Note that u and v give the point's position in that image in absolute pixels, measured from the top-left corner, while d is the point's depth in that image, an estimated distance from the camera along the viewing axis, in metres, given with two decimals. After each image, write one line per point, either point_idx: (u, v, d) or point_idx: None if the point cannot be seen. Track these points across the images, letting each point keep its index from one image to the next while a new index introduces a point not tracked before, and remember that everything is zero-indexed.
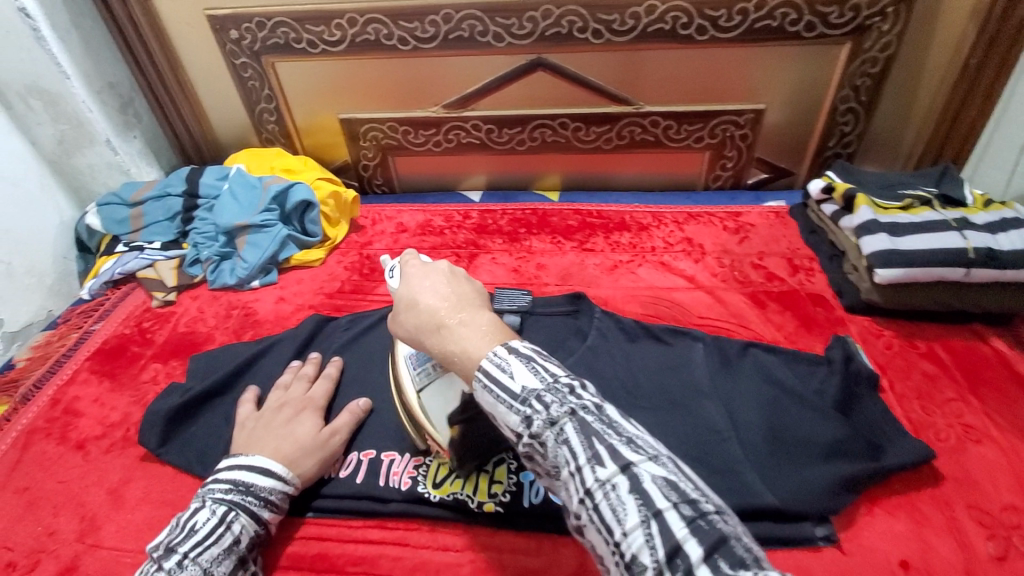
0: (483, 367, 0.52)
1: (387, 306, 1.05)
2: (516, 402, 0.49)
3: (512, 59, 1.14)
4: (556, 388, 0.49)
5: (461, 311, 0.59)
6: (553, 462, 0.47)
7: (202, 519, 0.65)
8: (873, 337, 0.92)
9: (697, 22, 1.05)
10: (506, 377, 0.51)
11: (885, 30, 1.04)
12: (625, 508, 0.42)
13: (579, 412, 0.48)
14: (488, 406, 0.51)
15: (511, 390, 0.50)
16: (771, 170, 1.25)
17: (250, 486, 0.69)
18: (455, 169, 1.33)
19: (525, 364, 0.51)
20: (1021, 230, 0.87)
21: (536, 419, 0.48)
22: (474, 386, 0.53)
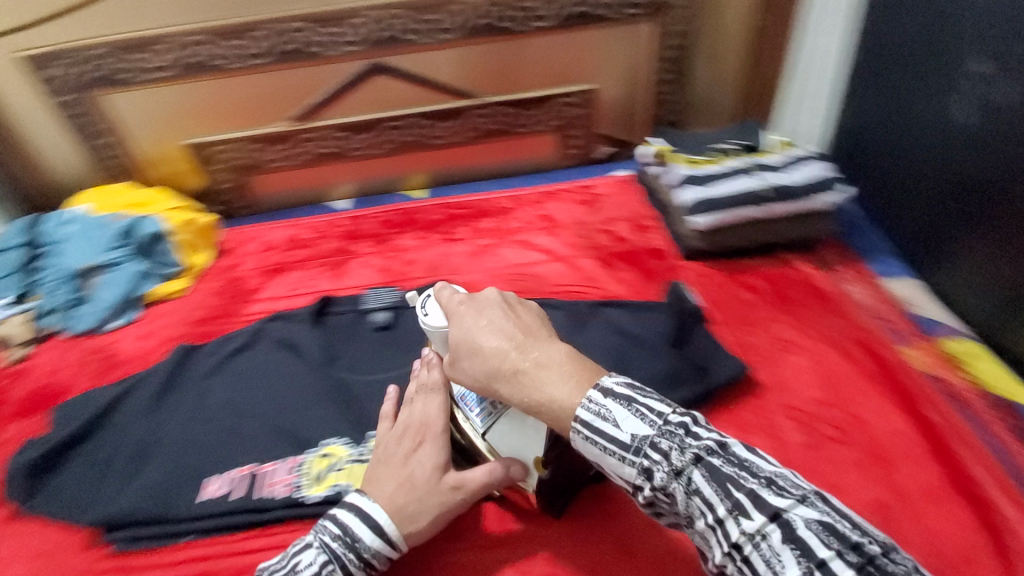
0: (580, 416, 0.55)
1: (258, 323, 1.05)
2: (629, 452, 0.53)
3: (348, 66, 1.17)
4: (668, 433, 0.52)
5: (534, 346, 0.60)
6: (688, 507, 0.51)
7: (309, 557, 0.63)
8: (704, 279, 1.03)
9: (513, 14, 1.14)
10: (609, 427, 0.53)
11: (681, 5, 1.16)
12: (783, 558, 0.45)
13: (706, 456, 0.50)
14: (593, 456, 0.55)
15: (619, 440, 0.53)
16: (615, 143, 1.35)
17: (352, 540, 0.63)
18: (317, 181, 1.33)
19: (627, 407, 0.54)
20: (804, 166, 1.00)
21: (656, 468, 0.52)
22: (571, 437, 0.56)
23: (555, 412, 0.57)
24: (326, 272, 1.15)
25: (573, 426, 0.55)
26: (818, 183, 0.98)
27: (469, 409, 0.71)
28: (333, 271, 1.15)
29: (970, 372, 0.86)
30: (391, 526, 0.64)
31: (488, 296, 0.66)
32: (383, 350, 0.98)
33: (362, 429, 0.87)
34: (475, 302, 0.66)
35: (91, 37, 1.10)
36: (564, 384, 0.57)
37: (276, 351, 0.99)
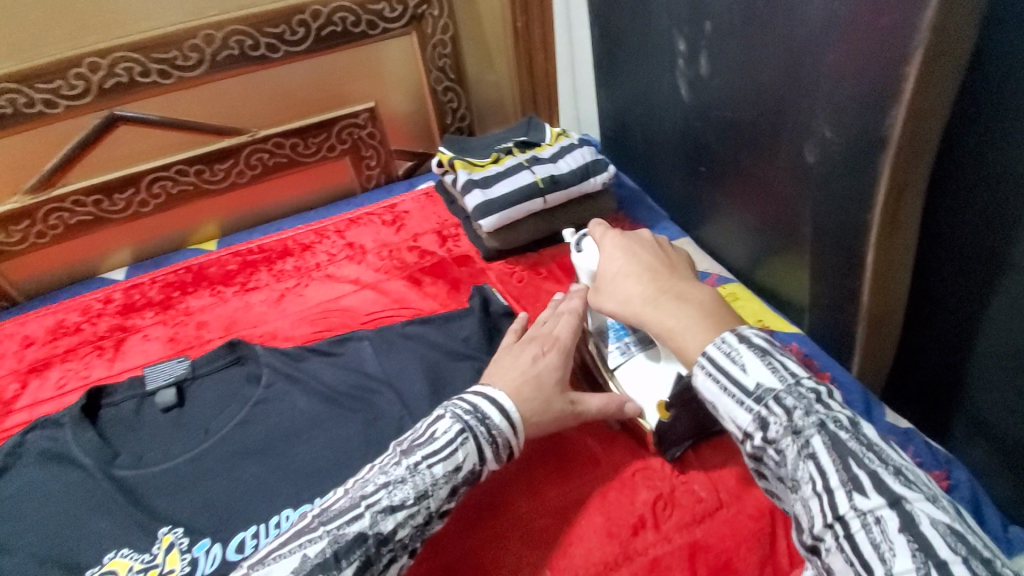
0: (710, 355, 0.56)
1: (16, 436, 0.89)
2: (751, 399, 0.52)
3: (81, 122, 1.03)
4: (799, 393, 0.51)
5: (672, 287, 0.67)
6: (793, 472, 0.49)
7: (443, 429, 0.64)
8: (507, 277, 1.05)
9: (264, 41, 1.07)
10: (737, 371, 0.54)
11: (437, 15, 1.17)
12: (893, 546, 0.43)
13: (830, 427, 0.49)
14: (712, 395, 0.55)
15: (742, 385, 0.53)
16: (413, 157, 1.33)
17: (482, 413, 0.66)
18: (84, 254, 1.17)
19: (761, 360, 0.54)
20: (572, 153, 1.06)
21: (773, 421, 0.51)
22: (696, 374, 0.57)
23: (687, 358, 0.59)
24: (100, 358, 1.00)
25: (700, 360, 0.56)
26: (587, 167, 1.04)
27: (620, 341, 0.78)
28: (109, 354, 1.00)
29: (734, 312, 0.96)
30: (515, 411, 0.67)
31: (636, 239, 0.75)
32: (175, 431, 0.88)
33: (148, 529, 0.76)
34: (615, 244, 0.75)
35: None
36: (682, 332, 0.61)
37: (43, 464, 0.85)
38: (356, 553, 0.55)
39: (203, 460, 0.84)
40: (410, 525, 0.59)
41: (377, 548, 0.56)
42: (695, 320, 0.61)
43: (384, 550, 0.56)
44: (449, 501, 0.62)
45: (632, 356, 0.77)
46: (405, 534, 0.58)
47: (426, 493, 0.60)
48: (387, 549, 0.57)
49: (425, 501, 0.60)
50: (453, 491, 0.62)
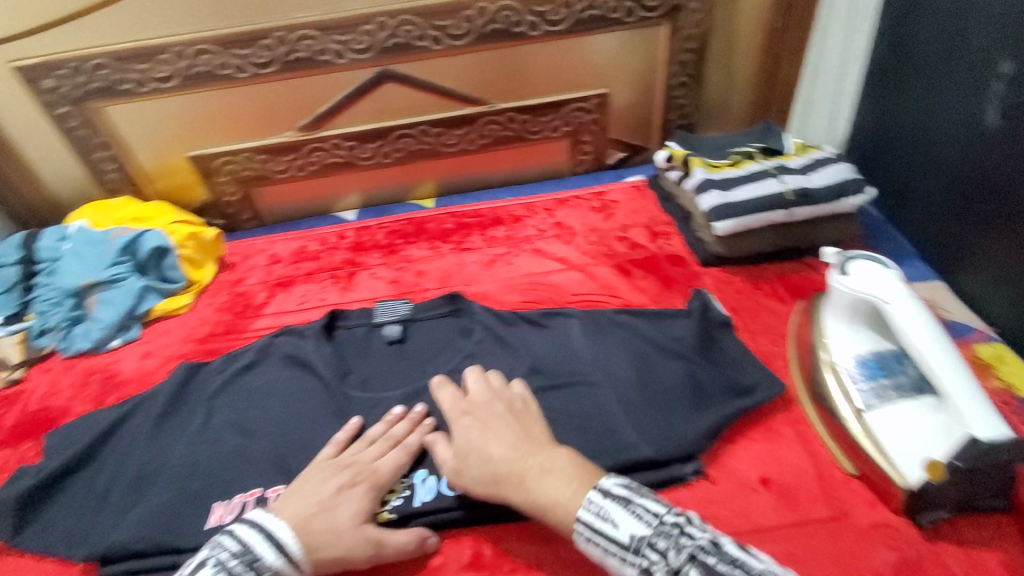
0: (582, 517, 0.59)
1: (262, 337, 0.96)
2: (629, 553, 0.55)
3: (357, 74, 1.15)
4: (665, 533, 0.55)
5: (538, 453, 0.65)
6: None
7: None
8: (726, 285, 0.98)
9: (528, 19, 1.12)
10: (609, 527, 0.57)
11: (694, 8, 1.15)
12: None
13: (702, 558, 0.52)
14: (597, 557, 0.58)
15: (618, 540, 0.56)
16: (627, 148, 1.33)
17: (254, 559, 0.59)
18: (326, 191, 1.30)
19: (625, 508, 0.58)
20: (828, 168, 0.97)
21: (654, 568, 0.53)
22: (578, 538, 0.59)
23: (558, 518, 0.60)
24: (335, 286, 1.11)
25: (576, 525, 0.59)
26: (844, 187, 0.95)
27: (877, 380, 0.73)
28: (342, 284, 1.11)
29: (1005, 378, 0.82)
30: (295, 544, 0.62)
31: (485, 408, 0.72)
32: (397, 364, 0.90)
33: None
34: (489, 404, 0.72)
35: (92, 47, 1.07)
36: (557, 486, 0.62)
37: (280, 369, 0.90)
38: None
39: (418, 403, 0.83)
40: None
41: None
42: (559, 491, 0.61)
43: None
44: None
45: (889, 401, 0.71)
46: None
47: None
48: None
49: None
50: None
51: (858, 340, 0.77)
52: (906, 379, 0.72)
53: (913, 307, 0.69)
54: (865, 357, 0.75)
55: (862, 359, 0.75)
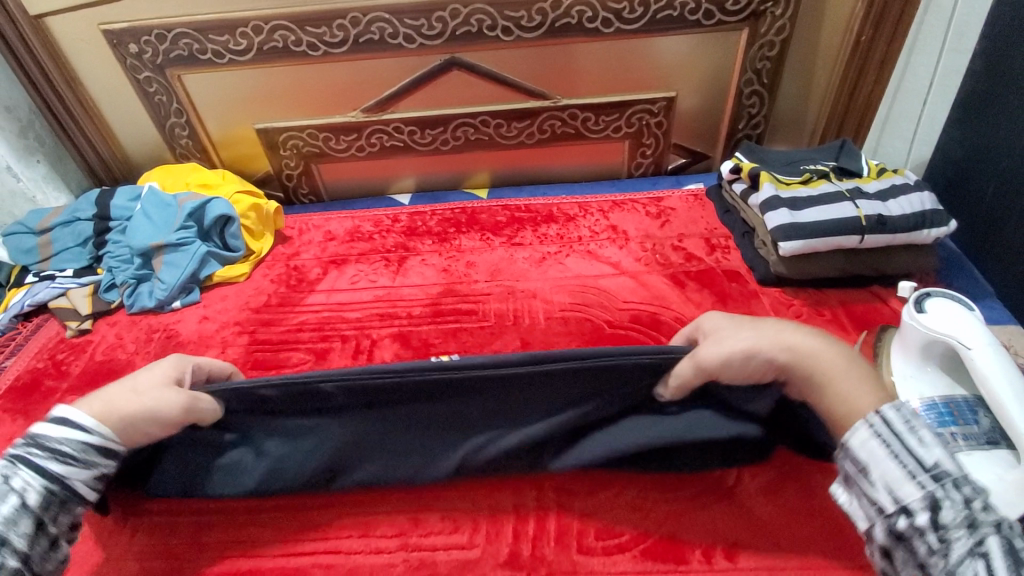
0: (890, 418, 0.56)
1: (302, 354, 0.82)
2: (924, 474, 0.53)
3: (426, 60, 1.15)
4: (974, 488, 0.52)
5: (805, 348, 0.64)
6: (953, 562, 0.49)
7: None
8: (783, 308, 0.95)
9: (602, 15, 1.09)
10: (919, 450, 0.54)
11: (778, 14, 1.10)
12: None
13: (1008, 533, 0.49)
14: (872, 456, 0.55)
15: (920, 459, 0.53)
16: (688, 155, 1.30)
17: (39, 440, 0.62)
18: (383, 173, 1.32)
19: (937, 444, 0.54)
20: (909, 196, 0.91)
21: (945, 503, 0.51)
22: (859, 433, 0.57)
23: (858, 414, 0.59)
24: (386, 268, 1.13)
25: (873, 421, 0.56)
26: (923, 217, 0.89)
27: (945, 426, 0.70)
28: (393, 267, 1.13)
29: None
30: None
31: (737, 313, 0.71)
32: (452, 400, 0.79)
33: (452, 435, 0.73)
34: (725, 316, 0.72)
35: (175, 16, 1.09)
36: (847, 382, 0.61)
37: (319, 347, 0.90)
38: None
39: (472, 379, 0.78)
40: None
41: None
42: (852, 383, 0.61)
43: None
44: (42, 532, 0.60)
45: (955, 450, 0.68)
46: None
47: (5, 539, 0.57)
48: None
49: (1, 548, 0.56)
50: (40, 520, 0.60)
51: (923, 382, 0.74)
52: (977, 428, 0.69)
53: (996, 355, 0.66)
54: (930, 400, 0.72)
55: (931, 403, 0.72)
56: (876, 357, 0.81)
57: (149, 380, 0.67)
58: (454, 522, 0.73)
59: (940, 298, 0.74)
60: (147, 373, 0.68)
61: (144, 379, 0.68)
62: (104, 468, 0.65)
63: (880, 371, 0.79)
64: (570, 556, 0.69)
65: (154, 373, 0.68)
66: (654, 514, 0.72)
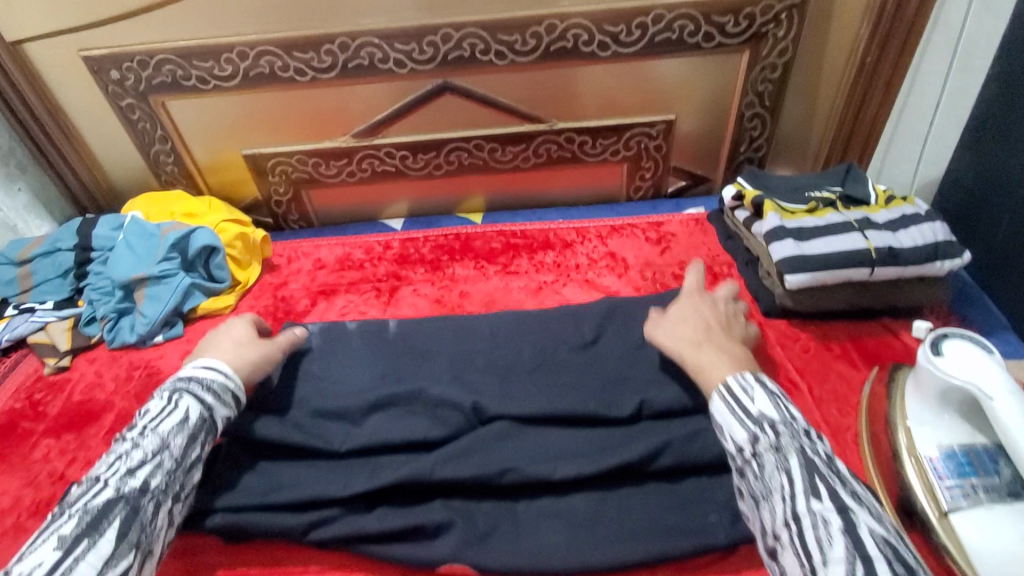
0: (726, 381, 0.65)
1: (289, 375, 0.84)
2: (750, 420, 0.61)
3: (417, 84, 1.12)
4: (793, 427, 0.60)
5: (720, 340, 0.73)
6: (768, 482, 0.57)
7: (156, 404, 0.70)
8: (790, 342, 0.90)
9: (599, 39, 1.06)
10: (745, 399, 0.63)
11: (780, 36, 1.07)
12: (831, 531, 0.51)
13: (808, 452, 0.57)
14: (718, 413, 0.64)
15: (747, 409, 0.62)
16: (689, 178, 1.27)
17: (193, 377, 0.73)
18: (375, 198, 1.29)
19: (767, 397, 0.63)
20: (920, 226, 0.87)
21: (763, 439, 0.59)
22: (712, 398, 0.66)
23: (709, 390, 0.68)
24: (377, 300, 1.09)
25: (717, 386, 0.66)
26: (936, 248, 0.85)
27: (964, 476, 0.66)
28: (384, 299, 1.09)
29: None
30: None
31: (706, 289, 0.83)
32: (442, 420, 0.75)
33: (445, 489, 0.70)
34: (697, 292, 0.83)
35: (159, 42, 1.06)
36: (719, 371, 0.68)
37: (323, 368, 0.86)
38: (116, 511, 0.60)
39: (485, 416, 0.76)
40: (161, 472, 0.65)
41: (141, 497, 0.62)
42: (723, 359, 0.69)
43: (146, 498, 0.62)
44: (192, 450, 0.68)
45: (975, 503, 0.64)
46: (158, 483, 0.64)
47: (165, 447, 0.66)
48: (149, 497, 0.63)
49: (164, 452, 0.66)
50: (192, 438, 0.69)
51: (941, 428, 0.70)
52: (997, 480, 0.65)
53: (1016, 403, 0.63)
54: (949, 450, 0.68)
55: (951, 451, 0.68)
56: (890, 401, 0.77)
57: (242, 334, 0.82)
58: None
59: (959, 341, 0.70)
60: (235, 332, 0.82)
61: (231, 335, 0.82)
62: (231, 413, 0.75)
63: (894, 414, 0.75)
64: None
65: (234, 329, 0.83)
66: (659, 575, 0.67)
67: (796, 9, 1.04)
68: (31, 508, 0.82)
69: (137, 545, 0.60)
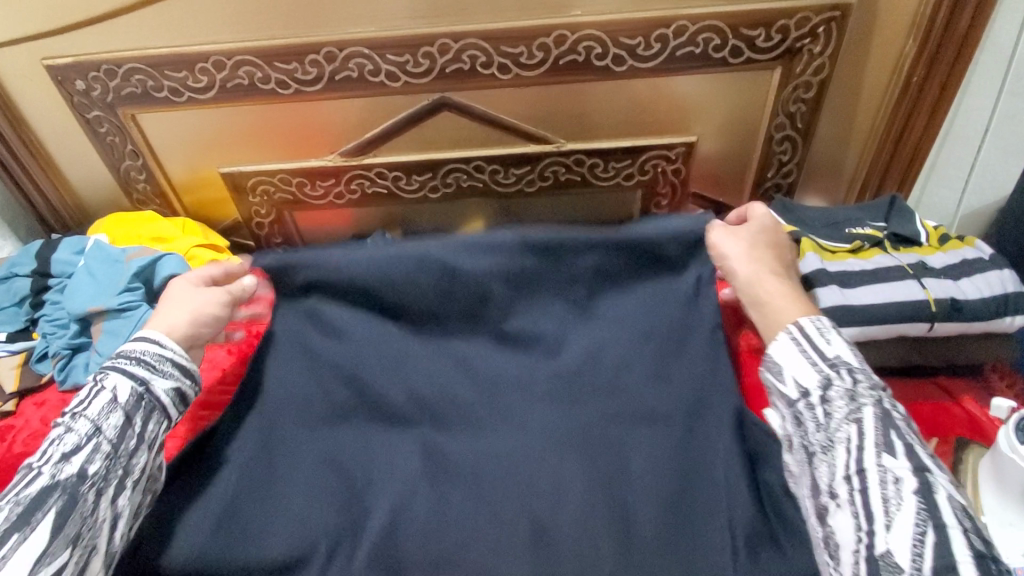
0: (800, 323, 0.61)
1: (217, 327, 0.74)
2: (826, 365, 0.57)
3: (412, 100, 1.01)
4: (867, 375, 0.57)
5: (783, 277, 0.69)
6: (834, 431, 0.55)
7: (87, 383, 0.65)
8: None
9: (614, 52, 0.95)
10: (822, 343, 0.59)
11: (817, 52, 0.95)
12: (901, 497, 0.50)
13: (885, 405, 0.55)
14: (787, 351, 0.60)
15: (822, 353, 0.58)
16: (709, 205, 1.15)
17: (125, 351, 0.68)
18: (365, 222, 1.18)
19: (843, 343, 0.59)
20: (985, 273, 0.75)
21: (837, 386, 0.56)
22: (781, 335, 0.61)
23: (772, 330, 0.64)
24: None
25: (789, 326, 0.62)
26: (1005, 300, 0.74)
27: None
28: None
29: None
30: None
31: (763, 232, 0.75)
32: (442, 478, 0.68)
33: None
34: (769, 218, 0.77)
35: (127, 50, 0.96)
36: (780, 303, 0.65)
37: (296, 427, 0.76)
38: (52, 498, 0.57)
39: None
40: (98, 456, 0.60)
41: (79, 485, 0.58)
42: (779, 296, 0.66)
43: (85, 485, 0.59)
44: (132, 436, 0.64)
45: None
46: (96, 469, 0.60)
47: (101, 428, 0.62)
48: (88, 484, 0.59)
49: (97, 436, 0.61)
50: (128, 419, 0.64)
51: None
52: None
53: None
54: None
55: None
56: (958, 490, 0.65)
57: (190, 297, 0.74)
58: None
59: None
60: (183, 292, 0.75)
61: (185, 290, 0.75)
62: (179, 383, 0.69)
63: None
64: None
65: (182, 289, 0.75)
66: None
67: (836, 22, 0.93)
68: None
69: (75, 539, 0.57)
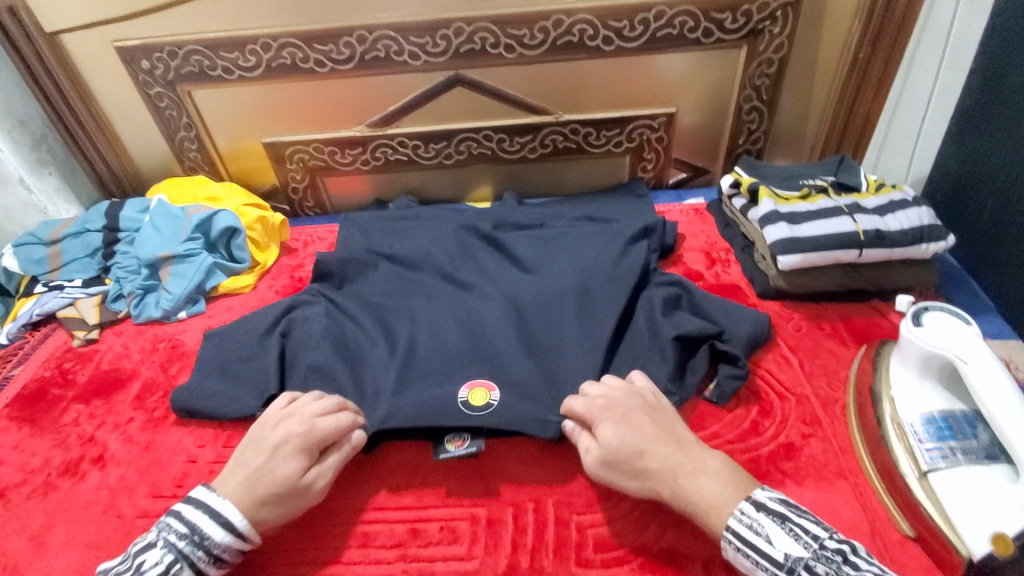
0: (734, 526, 0.63)
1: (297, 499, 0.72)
2: (784, 570, 0.60)
3: (430, 76, 1.17)
4: (825, 558, 0.60)
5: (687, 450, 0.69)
6: None
7: (152, 561, 0.64)
8: (784, 321, 0.95)
9: (603, 33, 1.11)
10: (765, 545, 0.62)
11: (777, 33, 1.12)
12: None
13: None
14: (746, 567, 0.63)
15: (773, 556, 0.61)
16: (689, 169, 1.32)
17: (203, 539, 0.67)
18: (387, 186, 1.34)
19: (782, 529, 0.62)
20: (905, 211, 0.92)
21: None
22: (725, 545, 0.64)
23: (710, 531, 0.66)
24: None
25: (726, 533, 0.64)
26: (922, 231, 0.90)
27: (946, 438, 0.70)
28: None
29: None
30: None
31: (624, 403, 0.73)
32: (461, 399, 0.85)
33: None
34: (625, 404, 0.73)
35: (187, 34, 1.13)
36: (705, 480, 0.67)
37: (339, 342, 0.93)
38: None
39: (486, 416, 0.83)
40: None
41: None
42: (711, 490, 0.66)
43: None
44: None
45: (954, 464, 0.68)
46: None
47: None
48: None
49: None
50: None
51: (922, 395, 0.74)
52: (976, 443, 0.69)
53: (993, 366, 0.67)
54: (930, 415, 0.72)
55: (935, 415, 0.72)
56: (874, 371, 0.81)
57: (277, 462, 0.71)
58: (453, 532, 0.75)
59: (934, 309, 0.76)
60: (278, 435, 0.73)
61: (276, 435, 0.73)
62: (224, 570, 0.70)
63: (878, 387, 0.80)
64: (568, 567, 0.71)
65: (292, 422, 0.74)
66: (653, 529, 0.73)
67: (791, 6, 1.09)
68: (62, 466, 0.87)
69: None
